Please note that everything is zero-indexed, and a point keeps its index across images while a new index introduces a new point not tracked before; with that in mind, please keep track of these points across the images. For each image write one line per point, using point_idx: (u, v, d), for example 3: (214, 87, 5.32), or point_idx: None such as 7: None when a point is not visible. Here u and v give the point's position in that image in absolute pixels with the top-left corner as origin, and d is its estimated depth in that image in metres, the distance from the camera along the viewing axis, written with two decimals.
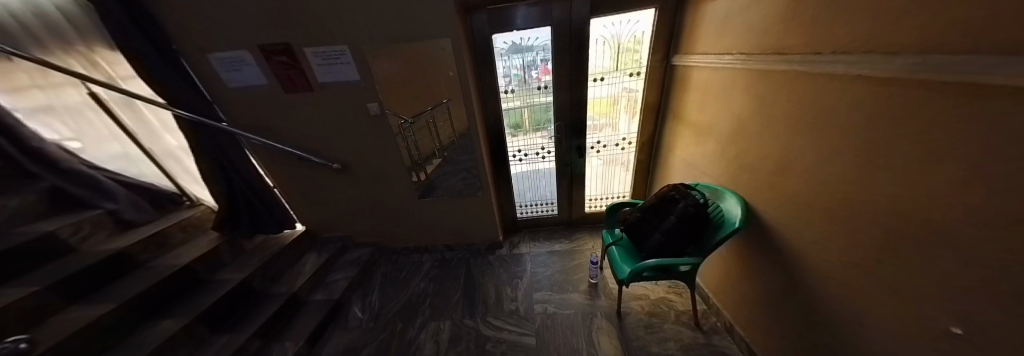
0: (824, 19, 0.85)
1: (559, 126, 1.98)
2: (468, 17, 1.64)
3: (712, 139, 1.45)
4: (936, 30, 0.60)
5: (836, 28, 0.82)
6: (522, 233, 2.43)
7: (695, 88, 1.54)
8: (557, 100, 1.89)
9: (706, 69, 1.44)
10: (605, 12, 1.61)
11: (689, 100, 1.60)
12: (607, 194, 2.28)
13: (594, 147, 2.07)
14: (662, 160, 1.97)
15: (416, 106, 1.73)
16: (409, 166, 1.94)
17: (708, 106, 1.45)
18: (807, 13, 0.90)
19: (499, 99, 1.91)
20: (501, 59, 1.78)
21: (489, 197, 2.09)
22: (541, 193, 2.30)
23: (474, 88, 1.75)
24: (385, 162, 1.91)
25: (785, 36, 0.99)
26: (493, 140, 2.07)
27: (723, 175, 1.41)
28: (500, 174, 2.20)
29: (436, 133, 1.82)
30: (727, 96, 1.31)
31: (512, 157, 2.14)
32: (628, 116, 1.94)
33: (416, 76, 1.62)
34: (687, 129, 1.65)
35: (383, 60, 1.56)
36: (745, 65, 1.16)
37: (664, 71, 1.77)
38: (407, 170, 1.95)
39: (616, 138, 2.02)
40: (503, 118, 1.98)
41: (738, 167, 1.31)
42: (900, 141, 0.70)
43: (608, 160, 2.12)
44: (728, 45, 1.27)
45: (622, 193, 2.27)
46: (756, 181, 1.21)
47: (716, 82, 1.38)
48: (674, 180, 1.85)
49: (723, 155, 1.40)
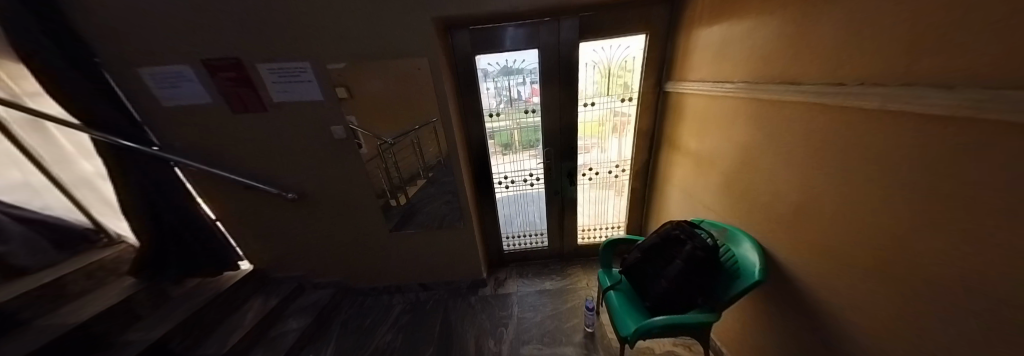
0: (839, 45, 0.75)
1: (548, 152, 1.84)
2: (449, 36, 1.52)
3: (714, 171, 1.33)
4: (967, 60, 0.50)
5: (856, 55, 0.71)
6: (509, 269, 2.18)
7: (693, 117, 1.44)
8: (546, 125, 1.76)
9: (703, 96, 1.36)
10: (595, 35, 1.54)
11: (686, 128, 1.50)
12: (601, 224, 2.10)
13: (585, 174, 1.92)
14: (658, 191, 1.83)
15: (390, 128, 1.52)
16: (380, 197, 1.70)
17: (708, 135, 1.35)
18: (818, 39, 0.81)
19: (483, 123, 1.75)
20: (486, 81, 1.65)
21: (472, 229, 1.86)
22: (529, 223, 2.10)
23: (456, 111, 1.60)
24: (352, 191, 1.67)
25: (796, 63, 0.89)
26: (476, 166, 1.89)
27: (729, 211, 1.27)
28: (484, 202, 1.99)
29: (412, 157, 1.61)
30: (729, 126, 1.21)
31: (497, 184, 1.95)
32: (620, 142, 1.82)
33: (389, 96, 1.44)
34: (685, 159, 1.54)
35: (350, 79, 1.38)
36: (746, 93, 1.07)
37: (656, 98, 1.69)
38: (377, 200, 1.71)
39: (609, 163, 1.89)
40: (487, 142, 1.82)
41: (745, 204, 1.17)
42: (931, 185, 0.58)
43: (600, 187, 1.96)
44: (726, 72, 1.19)
45: (617, 223, 2.09)
46: (768, 220, 1.07)
47: (715, 110, 1.28)
48: (672, 215, 1.70)
49: (727, 189, 1.27)
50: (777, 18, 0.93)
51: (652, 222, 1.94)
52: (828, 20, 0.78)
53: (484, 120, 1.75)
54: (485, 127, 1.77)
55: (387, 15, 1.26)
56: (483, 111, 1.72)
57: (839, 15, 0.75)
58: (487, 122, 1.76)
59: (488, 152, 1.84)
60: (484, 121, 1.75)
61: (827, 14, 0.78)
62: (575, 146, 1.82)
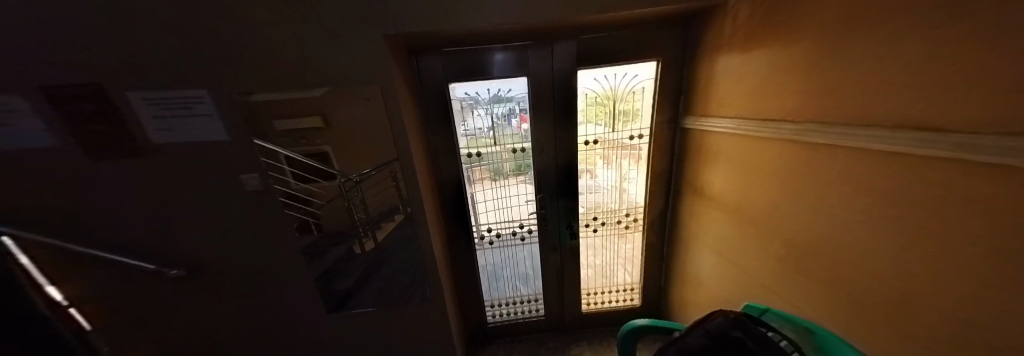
0: (915, 77, 0.49)
1: (543, 198, 1.47)
2: (415, 61, 1.20)
3: (758, 234, 0.98)
4: None
5: (943, 93, 0.45)
6: (494, 347, 1.69)
7: (724, 160, 1.12)
8: (538, 165, 1.41)
9: (732, 136, 1.07)
10: (595, 61, 1.26)
11: (715, 174, 1.17)
12: (610, 286, 1.66)
13: (589, 225, 1.54)
14: (683, 248, 1.44)
15: (353, 162, 1.11)
16: (328, 257, 1.22)
17: (743, 184, 1.03)
18: (884, 66, 0.54)
19: (459, 165, 1.39)
20: (461, 114, 1.32)
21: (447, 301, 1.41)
22: (519, 288, 1.66)
23: (421, 153, 1.23)
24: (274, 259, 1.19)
25: (852, 99, 0.61)
26: (449, 218, 1.48)
27: (785, 293, 0.90)
28: (462, 264, 1.56)
29: (390, 191, 1.15)
30: (772, 176, 0.89)
31: (479, 240, 1.54)
32: (627, 186, 1.47)
33: (352, 135, 1.07)
34: (718, 213, 1.19)
35: (314, 111, 1.00)
36: (784, 134, 0.80)
37: (673, 136, 1.38)
38: (325, 260, 1.23)
39: (614, 211, 1.52)
40: (463, 188, 1.44)
41: (804, 286, 0.82)
42: None
43: (607, 241, 1.57)
44: (758, 106, 0.93)
45: (631, 285, 1.65)
46: (841, 319, 0.71)
47: (754, 155, 0.96)
48: (705, 283, 1.30)
49: (775, 259, 0.92)
50: (825, 37, 0.67)
51: (676, 286, 1.52)
52: (899, 42, 0.51)
53: (460, 162, 1.39)
54: (461, 169, 1.40)
55: (319, 31, 0.92)
56: (459, 151, 1.37)
57: (914, 32, 0.49)
58: (463, 163, 1.40)
59: (465, 199, 1.45)
60: (459, 163, 1.39)
61: (897, 30, 0.52)
62: (574, 192, 1.46)
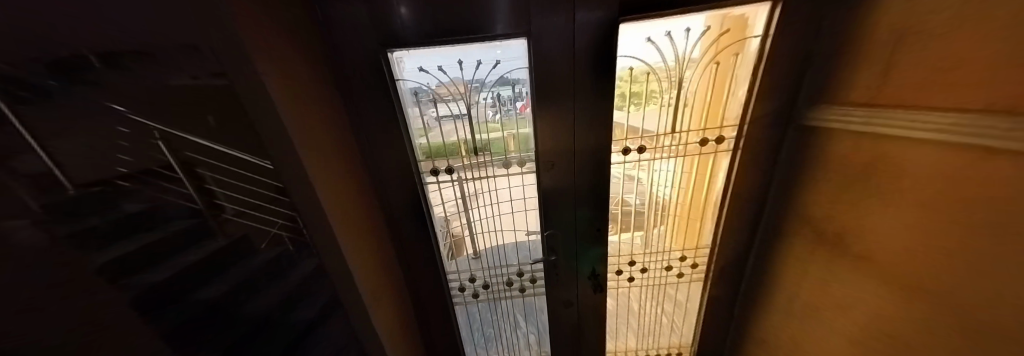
0: None
1: (552, 237, 0.95)
2: (322, 18, 0.68)
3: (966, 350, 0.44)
4: None
5: None
6: None
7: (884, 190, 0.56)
8: (544, 188, 0.89)
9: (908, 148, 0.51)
10: (654, 5, 0.67)
11: (866, 229, 0.60)
12: (647, 349, 1.18)
13: (621, 273, 1.03)
14: (781, 328, 0.88)
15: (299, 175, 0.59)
16: (228, 280, 0.53)
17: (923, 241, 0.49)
18: None
19: (419, 188, 0.89)
20: (415, 107, 0.81)
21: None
22: (518, 348, 1.21)
23: (343, 178, 0.73)
24: (203, 312, 0.49)
25: None
26: (409, 262, 1.00)
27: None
28: (436, 322, 1.11)
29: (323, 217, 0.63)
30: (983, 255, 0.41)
31: (458, 290, 1.07)
32: (683, 217, 0.94)
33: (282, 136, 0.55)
34: (871, 303, 0.61)
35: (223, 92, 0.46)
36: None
37: (775, 144, 0.80)
38: (223, 282, 0.52)
39: (659, 254, 0.99)
40: (427, 221, 0.94)
41: None
42: None
43: (646, 293, 1.06)
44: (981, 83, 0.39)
45: (678, 349, 1.16)
46: None
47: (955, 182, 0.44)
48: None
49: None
50: None
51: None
52: None
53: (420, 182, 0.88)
54: (420, 194, 0.90)
55: None
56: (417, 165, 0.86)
57: None
58: (423, 185, 0.89)
59: (432, 237, 0.96)
60: (418, 186, 0.88)
61: None
62: (598, 228, 0.94)
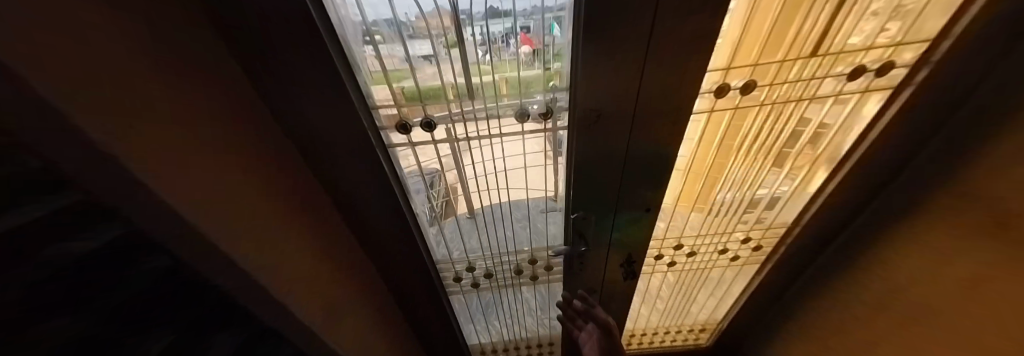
0: None
1: (579, 221, 0.68)
2: None
3: None
4: None
5: None
6: None
7: None
8: (579, 156, 0.55)
9: None
10: None
11: None
12: (671, 328, 1.03)
13: (662, 258, 0.79)
14: (863, 325, 0.71)
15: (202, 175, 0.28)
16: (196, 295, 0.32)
17: None
18: None
19: (377, 159, 0.51)
20: (369, 45, 0.37)
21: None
22: (528, 323, 1.09)
23: (229, 153, 0.37)
24: (163, 310, 0.31)
25: None
26: (382, 252, 0.73)
27: None
28: (428, 309, 0.91)
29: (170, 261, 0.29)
30: None
31: (451, 278, 0.84)
32: (767, 191, 0.67)
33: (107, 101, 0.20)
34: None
35: None
36: None
37: (974, 90, 0.46)
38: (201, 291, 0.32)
39: (716, 237, 0.75)
40: (402, 203, 0.61)
41: None
42: None
43: (685, 280, 0.86)
44: None
45: (707, 326, 1.04)
46: None
47: None
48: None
49: None
50: None
51: (809, 352, 0.88)
52: None
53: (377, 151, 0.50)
54: (383, 169, 0.53)
55: None
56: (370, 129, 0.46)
57: None
58: (383, 153, 0.51)
59: (413, 222, 0.65)
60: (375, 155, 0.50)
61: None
62: (649, 208, 0.66)
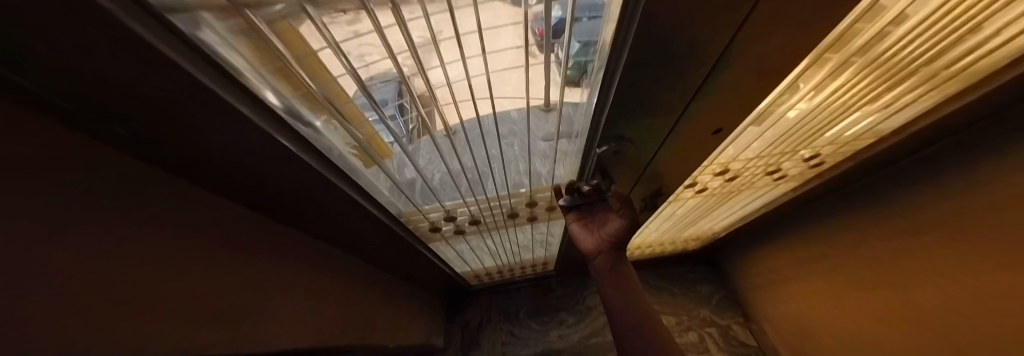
0: None
1: (613, 156, 0.45)
2: None
3: None
4: None
5: None
6: (484, 299, 1.29)
7: None
8: (651, 47, 0.25)
9: None
10: None
11: None
12: (670, 242, 0.99)
13: (695, 185, 0.61)
14: (875, 245, 0.64)
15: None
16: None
17: None
18: None
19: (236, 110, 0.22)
20: None
21: (373, 321, 0.79)
22: (521, 250, 1.01)
23: None
24: None
25: None
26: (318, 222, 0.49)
27: None
28: (405, 256, 0.77)
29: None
30: None
31: (423, 221, 0.66)
32: (875, 107, 0.44)
33: None
34: None
35: None
36: None
37: None
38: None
39: (778, 157, 0.56)
40: (322, 165, 0.34)
41: None
42: None
43: (706, 205, 0.73)
44: None
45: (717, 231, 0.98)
46: None
47: None
48: (909, 338, 0.61)
49: None
50: None
51: (792, 254, 0.90)
52: None
53: (226, 87, 0.20)
54: (260, 123, 0.24)
55: None
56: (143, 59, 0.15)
57: None
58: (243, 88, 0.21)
59: (354, 184, 0.41)
60: (229, 104, 0.21)
61: None
62: (717, 130, 0.42)
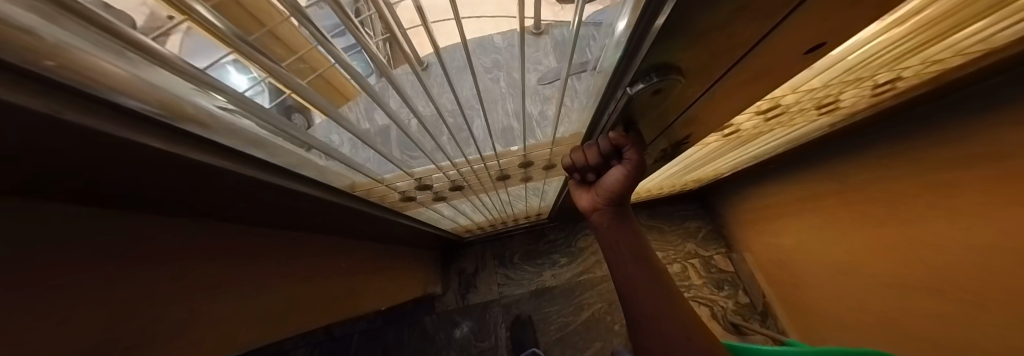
0: None
1: (651, 97, 0.30)
2: None
3: None
4: None
5: None
6: (479, 248, 1.30)
7: None
8: None
9: None
10: None
11: None
12: (672, 185, 0.94)
13: (729, 127, 0.49)
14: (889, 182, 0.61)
15: None
16: None
17: None
18: None
19: (28, 121, 0.11)
20: None
21: (368, 289, 0.75)
22: (514, 203, 0.93)
23: None
24: None
25: None
26: (237, 215, 0.35)
27: None
28: (382, 227, 0.67)
29: None
30: None
31: (393, 190, 0.52)
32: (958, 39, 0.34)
33: None
34: None
35: None
36: None
37: None
38: None
39: (844, 86, 0.43)
40: (217, 159, 0.22)
41: None
42: None
43: (726, 148, 0.63)
44: None
45: (720, 173, 0.94)
46: None
47: None
48: (892, 266, 0.64)
49: None
50: None
51: (791, 192, 0.87)
52: None
53: (9, 85, 0.10)
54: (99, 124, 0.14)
55: None
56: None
57: None
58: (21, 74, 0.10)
59: (272, 168, 0.29)
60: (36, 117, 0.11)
61: None
62: (816, 47, 0.27)
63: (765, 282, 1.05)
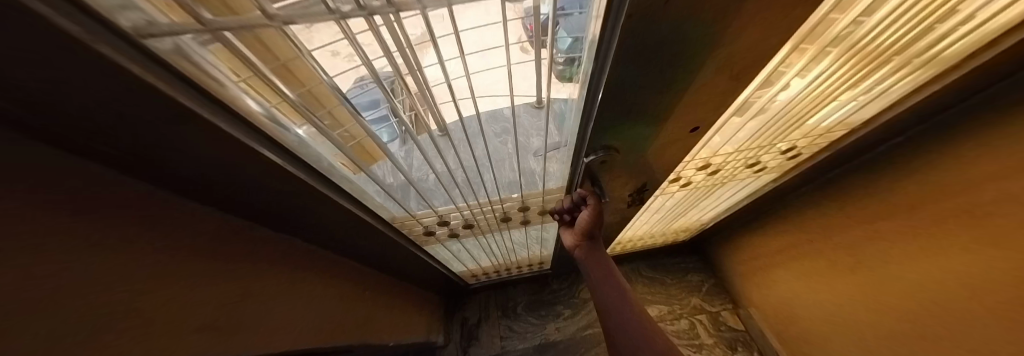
0: None
1: (600, 165, 0.47)
2: None
3: None
4: None
5: None
6: (482, 296, 1.32)
7: None
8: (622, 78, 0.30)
9: None
10: None
11: None
12: (661, 234, 1.02)
13: (680, 179, 0.63)
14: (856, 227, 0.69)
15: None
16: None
17: None
18: None
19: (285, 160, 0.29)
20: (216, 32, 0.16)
21: (379, 323, 0.82)
22: (516, 249, 1.03)
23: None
24: None
25: None
26: (318, 230, 0.50)
27: None
28: (401, 260, 0.79)
29: None
30: None
31: (418, 226, 0.67)
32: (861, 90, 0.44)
33: None
34: None
35: None
36: None
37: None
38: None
39: (756, 151, 0.58)
40: (325, 189, 0.38)
41: None
42: None
43: (693, 197, 0.75)
44: None
45: (704, 223, 1.03)
46: None
47: None
48: (891, 313, 0.67)
49: None
50: None
51: (774, 242, 0.94)
52: None
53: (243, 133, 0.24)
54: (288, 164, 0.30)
55: None
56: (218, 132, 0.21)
57: None
58: (198, 91, 0.19)
59: (346, 195, 0.43)
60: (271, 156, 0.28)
61: None
62: (696, 128, 0.44)
63: (778, 345, 0.99)
